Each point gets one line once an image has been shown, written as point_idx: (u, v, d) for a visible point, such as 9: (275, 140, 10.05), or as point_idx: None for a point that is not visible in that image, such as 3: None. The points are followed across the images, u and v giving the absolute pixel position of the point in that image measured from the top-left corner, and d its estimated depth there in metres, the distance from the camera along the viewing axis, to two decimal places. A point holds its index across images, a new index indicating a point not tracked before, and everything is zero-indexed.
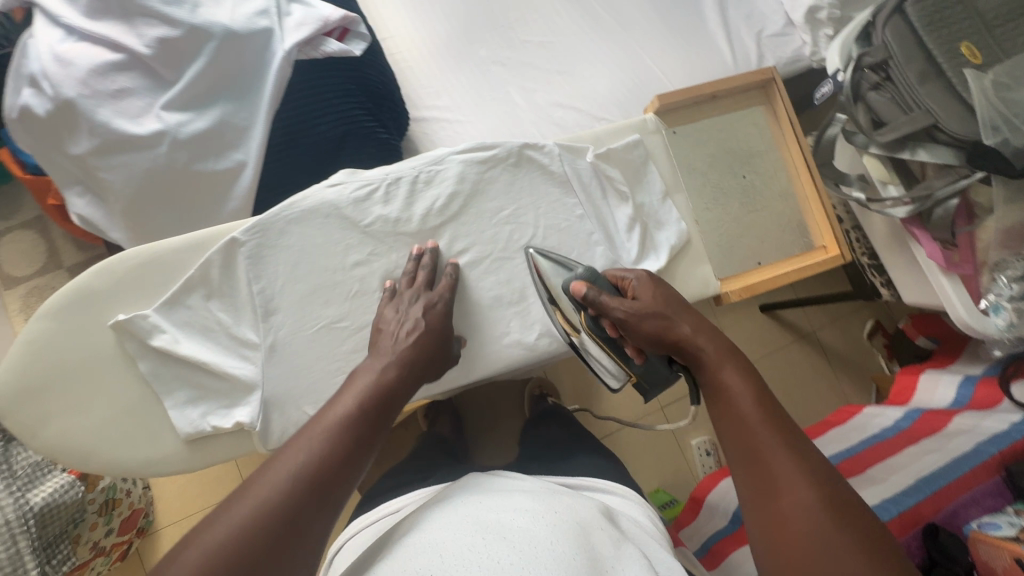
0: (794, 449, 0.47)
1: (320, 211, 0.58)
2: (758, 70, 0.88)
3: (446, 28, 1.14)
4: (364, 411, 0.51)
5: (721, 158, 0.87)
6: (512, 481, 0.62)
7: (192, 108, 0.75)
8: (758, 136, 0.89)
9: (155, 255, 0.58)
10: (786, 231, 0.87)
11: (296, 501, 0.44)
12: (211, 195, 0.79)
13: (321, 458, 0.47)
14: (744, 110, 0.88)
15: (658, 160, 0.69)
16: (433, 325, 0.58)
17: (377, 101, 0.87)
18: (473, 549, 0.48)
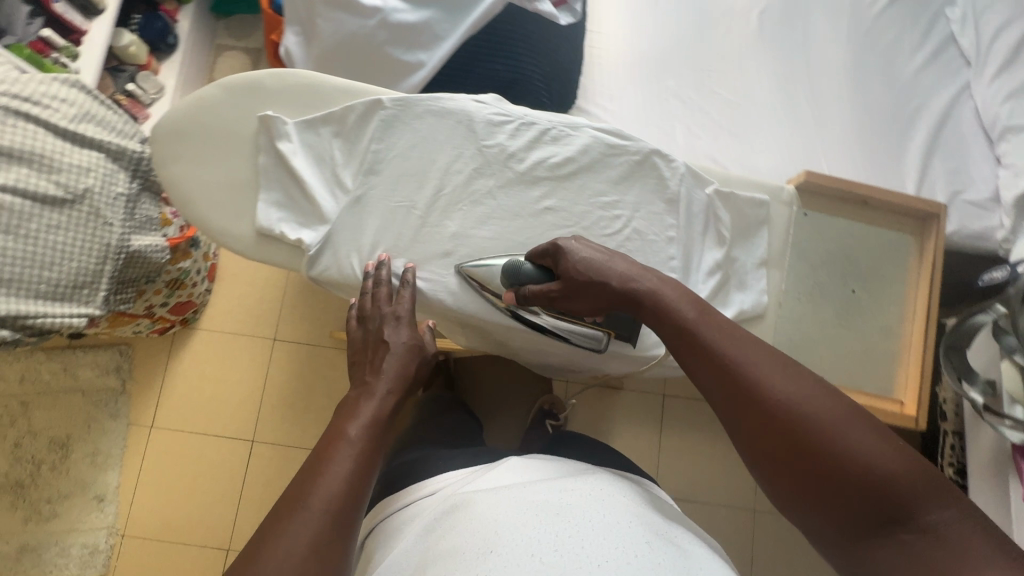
0: (757, 364, 0.55)
1: (457, 114, 0.64)
2: (927, 199, 0.77)
3: (649, 47, 1.17)
4: (368, 437, 0.53)
5: (838, 261, 0.75)
6: (523, 465, 0.71)
7: (410, 2, 0.85)
8: (892, 263, 0.77)
9: (319, 83, 0.66)
10: (869, 366, 0.75)
11: (332, 525, 0.48)
12: (386, 76, 0.89)
13: (349, 484, 0.50)
14: (892, 231, 0.77)
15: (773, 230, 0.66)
16: (405, 342, 0.60)
17: (554, 69, 0.92)
18: (530, 530, 0.56)
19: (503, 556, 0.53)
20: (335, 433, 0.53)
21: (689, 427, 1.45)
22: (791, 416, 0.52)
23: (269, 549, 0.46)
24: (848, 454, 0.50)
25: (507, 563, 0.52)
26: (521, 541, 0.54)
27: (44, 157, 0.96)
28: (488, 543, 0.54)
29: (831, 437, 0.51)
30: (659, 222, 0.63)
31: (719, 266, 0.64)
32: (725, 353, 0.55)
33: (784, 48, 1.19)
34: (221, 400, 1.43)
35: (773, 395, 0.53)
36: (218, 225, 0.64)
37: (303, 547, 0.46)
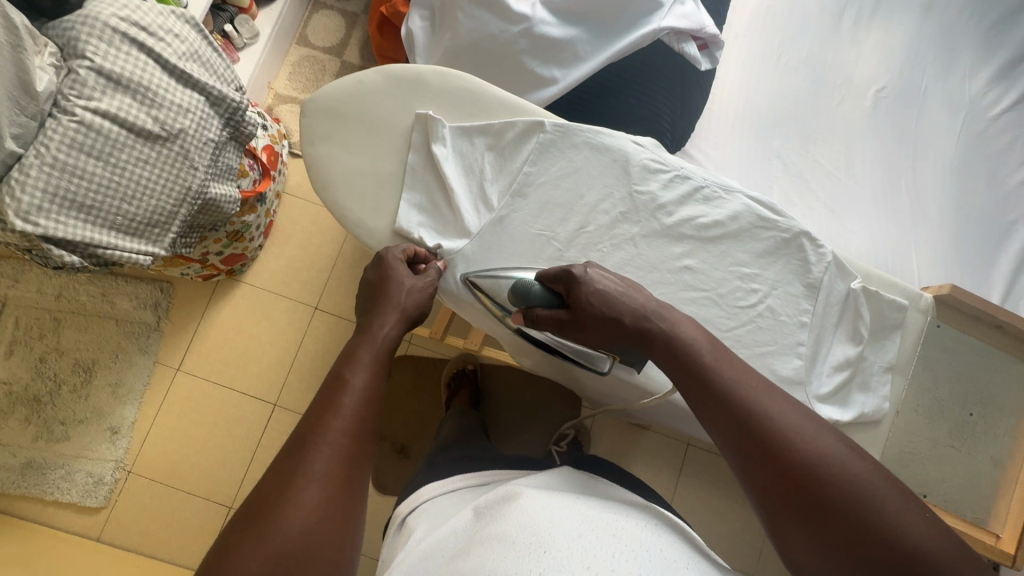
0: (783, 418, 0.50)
1: (614, 155, 0.63)
2: None
3: (761, 102, 1.16)
4: (372, 378, 0.53)
5: (961, 384, 0.74)
6: (573, 483, 0.66)
7: (558, 16, 0.83)
8: (1011, 388, 0.76)
9: (481, 90, 0.65)
10: (968, 487, 0.75)
11: (342, 473, 0.48)
12: (517, 84, 0.87)
13: (353, 431, 0.50)
14: (1015, 359, 0.76)
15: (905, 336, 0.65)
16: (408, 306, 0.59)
17: (682, 112, 0.90)
18: (589, 540, 0.51)
19: (554, 555, 0.48)
20: (338, 381, 0.52)
21: (708, 481, 1.44)
22: (816, 473, 0.47)
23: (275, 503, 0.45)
24: (879, 518, 0.45)
25: (558, 564, 0.47)
26: (575, 548, 0.50)
27: (149, 90, 0.87)
28: (540, 539, 0.50)
29: (866, 498, 0.46)
30: (794, 305, 0.62)
31: (845, 362, 0.62)
32: (744, 396, 0.50)
33: (895, 130, 1.17)
34: (251, 356, 1.42)
35: (793, 449, 0.48)
36: (356, 213, 0.64)
37: (310, 500, 0.45)
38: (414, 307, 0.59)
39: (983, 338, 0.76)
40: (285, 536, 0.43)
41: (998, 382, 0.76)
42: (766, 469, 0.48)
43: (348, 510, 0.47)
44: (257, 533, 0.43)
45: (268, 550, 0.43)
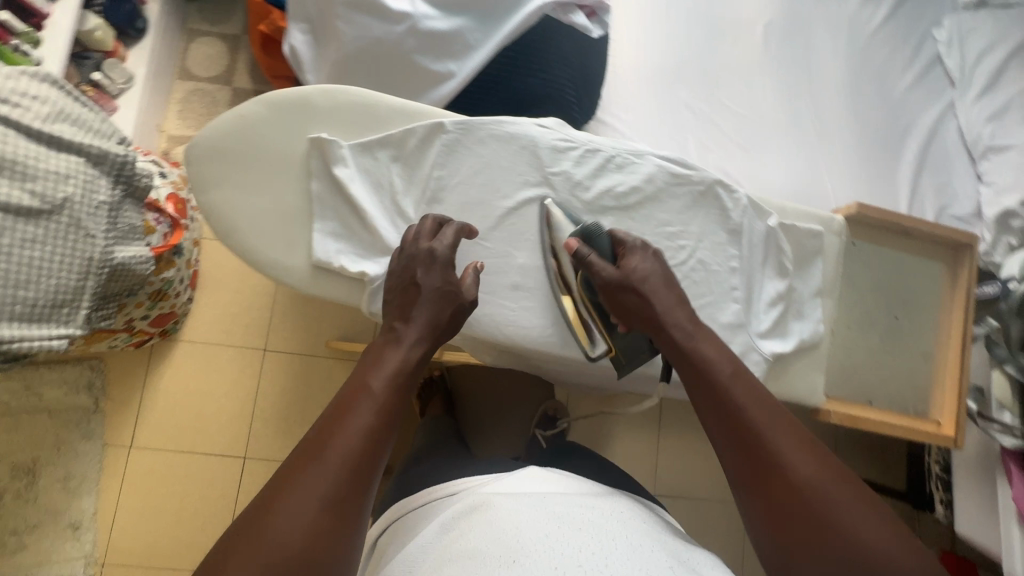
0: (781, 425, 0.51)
1: (521, 141, 0.62)
2: (961, 230, 0.81)
3: (660, 56, 1.18)
4: (386, 391, 0.49)
5: (883, 292, 0.81)
6: (545, 480, 0.68)
7: (441, 9, 0.81)
8: (927, 289, 0.83)
9: (371, 100, 0.62)
10: (907, 387, 0.81)
11: (338, 497, 0.44)
12: (414, 85, 0.85)
13: (372, 428, 0.47)
14: (923, 259, 0.83)
15: (826, 260, 0.68)
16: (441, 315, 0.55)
17: (585, 82, 0.90)
18: (555, 539, 0.54)
19: (523, 562, 0.51)
20: (353, 391, 0.49)
21: (685, 427, 1.50)
22: (805, 484, 0.48)
23: (263, 518, 0.42)
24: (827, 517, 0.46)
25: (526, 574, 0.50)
26: (544, 552, 0.52)
27: (20, 164, 0.79)
28: (499, 547, 0.53)
29: (844, 514, 0.46)
30: (723, 252, 0.64)
31: (778, 296, 0.65)
32: (722, 385, 0.54)
33: (788, 61, 1.22)
34: (207, 414, 1.34)
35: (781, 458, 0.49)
36: (269, 256, 0.61)
37: (300, 520, 0.42)
38: (444, 316, 0.55)
39: (895, 245, 0.82)
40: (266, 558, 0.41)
41: (914, 283, 0.82)
42: (758, 477, 0.50)
43: (342, 535, 0.44)
44: (238, 547, 0.41)
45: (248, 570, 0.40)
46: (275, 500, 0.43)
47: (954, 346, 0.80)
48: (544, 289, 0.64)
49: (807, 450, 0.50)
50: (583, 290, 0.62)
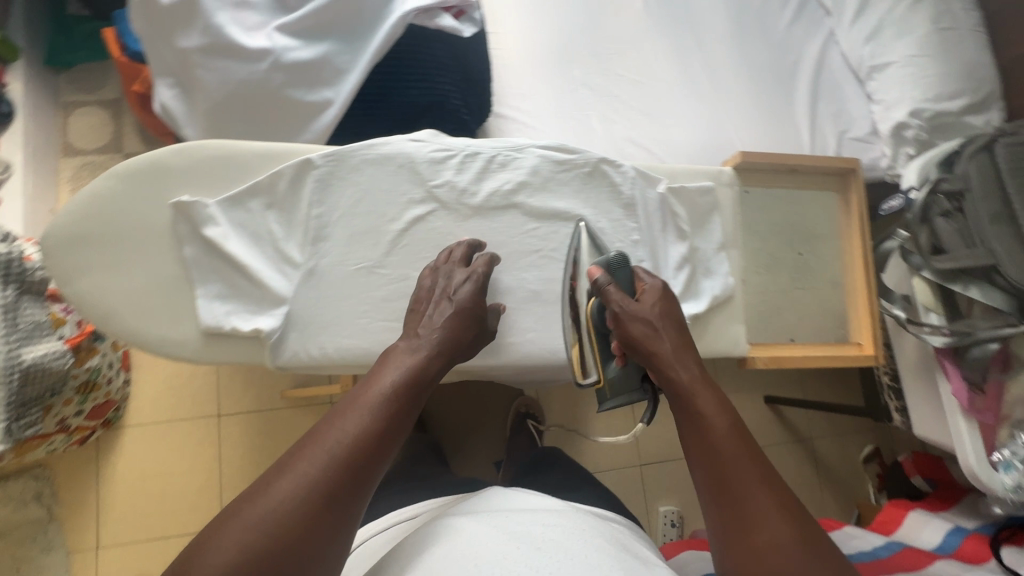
0: (767, 485, 0.48)
1: (396, 160, 0.60)
2: (843, 157, 0.84)
3: (547, 40, 1.18)
4: (394, 391, 0.50)
5: (782, 230, 0.84)
6: (522, 500, 0.68)
7: (300, 38, 0.78)
8: (824, 219, 0.86)
9: (229, 151, 0.60)
10: (823, 316, 0.84)
11: (335, 488, 0.45)
12: (292, 120, 0.82)
13: (374, 427, 0.48)
14: (815, 191, 0.85)
15: (724, 214, 0.69)
16: (451, 335, 0.54)
17: (470, 83, 0.90)
18: (513, 561, 0.54)
19: None
20: (363, 387, 0.50)
21: None
22: (777, 557, 0.44)
23: (258, 497, 0.44)
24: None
25: None
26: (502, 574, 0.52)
27: None
28: (444, 569, 0.54)
29: None
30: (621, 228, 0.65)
31: (685, 258, 0.66)
32: (705, 413, 0.52)
33: (670, 22, 1.24)
34: (169, 496, 1.29)
35: (757, 524, 0.46)
36: (155, 334, 0.58)
37: (296, 503, 0.43)
38: (447, 336, 0.54)
39: (787, 183, 0.84)
40: (257, 538, 0.41)
41: (812, 216, 0.85)
42: (732, 536, 0.47)
43: (335, 526, 0.44)
44: (232, 521, 0.42)
45: (239, 545, 0.41)
46: (276, 478, 0.44)
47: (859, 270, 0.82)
48: None
49: (778, 506, 0.47)
50: (589, 323, 0.61)
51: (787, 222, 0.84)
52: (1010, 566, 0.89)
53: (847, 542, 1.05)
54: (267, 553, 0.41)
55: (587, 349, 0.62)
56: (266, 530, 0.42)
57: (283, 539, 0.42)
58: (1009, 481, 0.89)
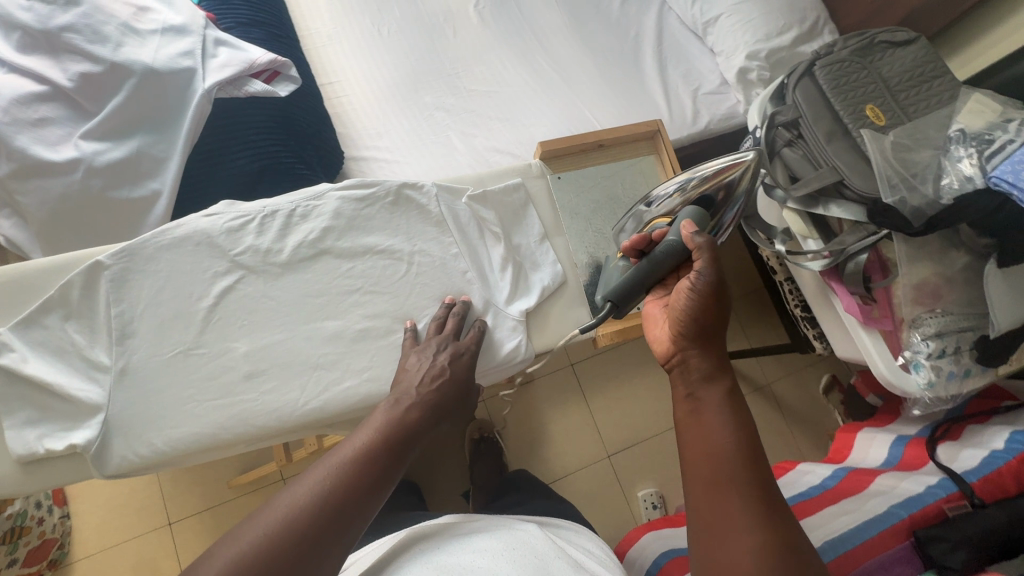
0: (734, 413, 0.52)
1: (192, 239, 0.61)
2: (645, 121, 0.83)
3: (392, 76, 1.19)
4: (383, 444, 0.52)
5: (605, 207, 0.82)
6: (476, 526, 0.67)
7: (111, 138, 0.77)
8: (643, 187, 0.84)
9: (21, 273, 0.59)
10: None
11: (322, 522, 0.45)
12: (125, 220, 0.80)
13: (369, 464, 0.51)
14: (628, 161, 0.84)
15: (538, 204, 0.77)
16: (439, 392, 0.59)
17: (300, 140, 0.91)
18: None
19: None
20: (349, 439, 0.53)
21: (605, 381, 1.53)
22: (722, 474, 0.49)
23: (235, 537, 0.43)
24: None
25: None
26: None
27: None
28: None
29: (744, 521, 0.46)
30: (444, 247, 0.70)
31: (507, 257, 0.73)
32: (704, 415, 0.53)
33: (512, 29, 1.27)
34: None
35: (713, 448, 0.51)
36: None
37: (272, 541, 0.43)
38: (434, 390, 0.59)
39: (596, 159, 0.84)
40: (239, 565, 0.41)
41: (633, 185, 0.84)
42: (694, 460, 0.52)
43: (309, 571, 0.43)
44: (209, 556, 0.42)
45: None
46: (259, 512, 0.45)
47: None
48: (280, 361, 0.61)
49: (756, 512, 0.46)
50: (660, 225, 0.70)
51: (607, 197, 0.83)
52: (945, 463, 0.89)
53: (800, 479, 1.03)
54: None
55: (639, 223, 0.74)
56: (245, 561, 0.42)
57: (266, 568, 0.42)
58: (921, 380, 0.89)
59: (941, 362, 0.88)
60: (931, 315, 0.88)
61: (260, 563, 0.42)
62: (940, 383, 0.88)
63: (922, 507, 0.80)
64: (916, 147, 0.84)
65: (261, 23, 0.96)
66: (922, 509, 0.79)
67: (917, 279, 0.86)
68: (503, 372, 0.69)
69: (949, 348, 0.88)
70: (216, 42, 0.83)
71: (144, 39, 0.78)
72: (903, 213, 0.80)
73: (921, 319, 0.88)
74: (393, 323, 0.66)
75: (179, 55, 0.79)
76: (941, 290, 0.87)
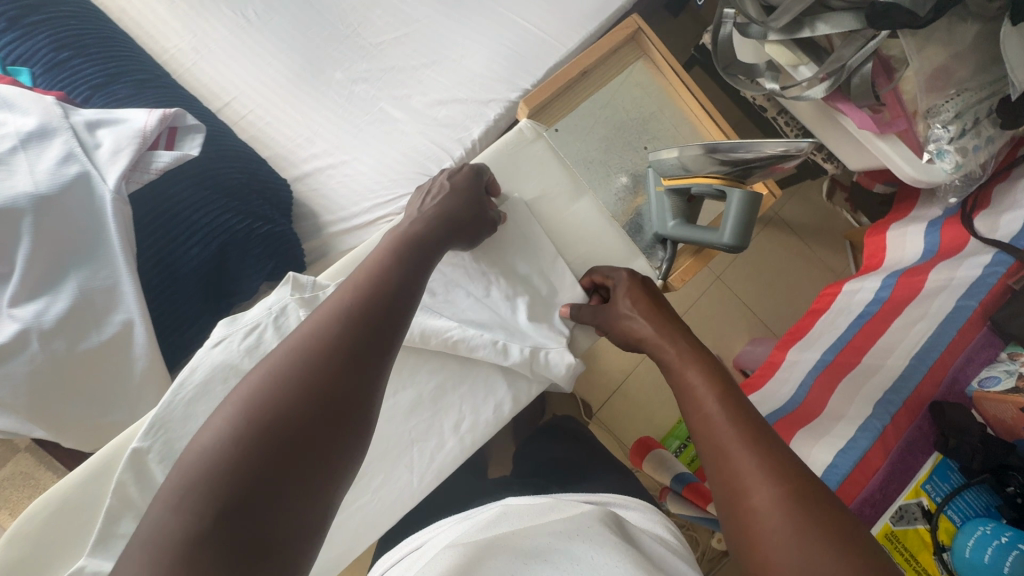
0: (713, 382, 0.52)
1: (216, 378, 0.53)
2: (620, 23, 0.75)
3: (288, 64, 1.00)
4: (396, 260, 0.51)
5: (615, 138, 0.75)
6: (554, 535, 0.52)
7: (43, 291, 0.65)
8: (644, 98, 0.76)
9: (64, 494, 0.51)
10: None
11: (347, 339, 0.42)
12: (116, 365, 0.70)
13: (374, 284, 0.48)
14: (619, 77, 0.76)
15: (548, 172, 0.72)
16: (447, 205, 0.61)
17: (241, 195, 0.77)
18: None
19: None
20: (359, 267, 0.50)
21: None
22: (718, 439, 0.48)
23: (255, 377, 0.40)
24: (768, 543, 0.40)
25: None
26: None
27: None
28: None
29: (745, 482, 0.44)
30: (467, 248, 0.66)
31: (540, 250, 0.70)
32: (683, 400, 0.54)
33: None
34: None
35: (704, 419, 0.50)
36: None
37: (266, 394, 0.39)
38: (439, 210, 0.60)
39: (586, 90, 0.76)
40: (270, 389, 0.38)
41: (632, 100, 0.76)
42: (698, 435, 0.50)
43: (347, 389, 0.41)
44: (222, 406, 0.38)
45: (242, 412, 0.37)
46: (267, 359, 0.41)
47: (707, 125, 0.75)
48: (376, 454, 0.60)
49: (769, 467, 0.43)
50: (702, 187, 0.63)
51: (614, 128, 0.75)
52: (988, 235, 0.91)
53: (854, 301, 1.04)
54: (295, 402, 0.38)
55: (687, 169, 0.65)
56: (281, 384, 0.39)
57: (312, 388, 0.39)
58: (949, 166, 0.86)
59: (964, 142, 0.85)
60: (946, 100, 0.83)
61: (298, 385, 0.39)
62: (969, 160, 0.86)
63: (990, 290, 0.83)
64: None
65: (120, 75, 0.78)
66: (990, 292, 0.83)
67: (930, 68, 0.80)
68: (565, 385, 0.68)
69: (969, 124, 0.84)
70: (90, 125, 0.67)
71: (9, 164, 0.63)
72: (903, 5, 0.73)
73: (937, 108, 0.84)
74: (460, 363, 0.65)
75: (59, 164, 0.65)
76: (952, 69, 0.81)
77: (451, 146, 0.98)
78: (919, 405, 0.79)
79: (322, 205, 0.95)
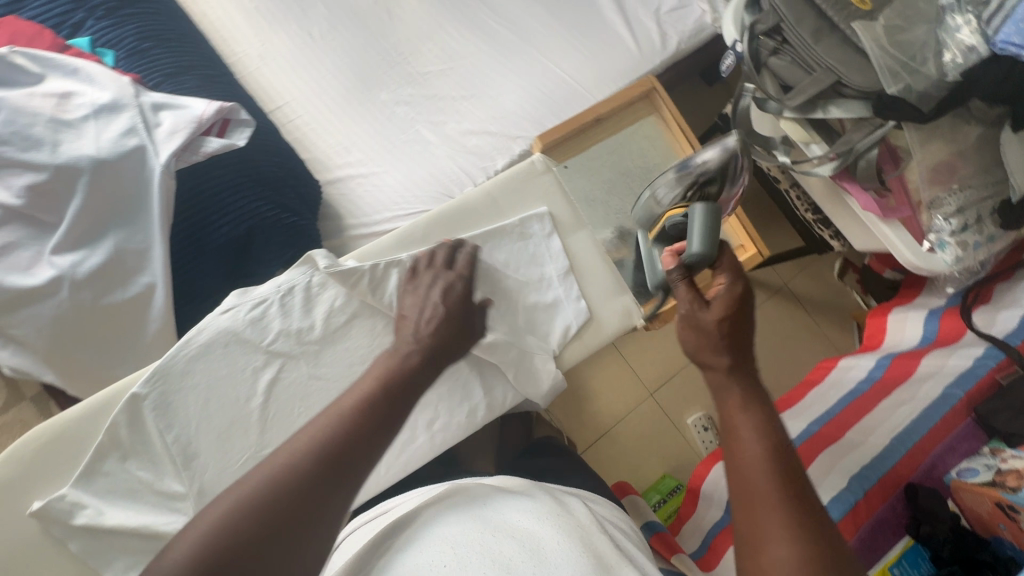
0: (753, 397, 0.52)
1: (220, 341, 0.58)
2: (637, 81, 0.84)
3: (340, 80, 1.09)
4: (393, 390, 0.53)
5: (618, 182, 0.81)
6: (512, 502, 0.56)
7: (83, 244, 0.72)
8: (651, 149, 0.83)
9: (60, 426, 0.55)
10: None
11: (309, 477, 0.46)
12: (132, 321, 0.75)
13: (368, 406, 0.51)
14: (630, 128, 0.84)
15: (552, 198, 0.76)
16: (452, 308, 0.60)
17: (274, 186, 0.84)
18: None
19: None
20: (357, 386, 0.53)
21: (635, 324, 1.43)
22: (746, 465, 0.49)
23: (209, 510, 0.44)
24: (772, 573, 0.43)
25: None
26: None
27: None
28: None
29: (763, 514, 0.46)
30: (472, 262, 0.71)
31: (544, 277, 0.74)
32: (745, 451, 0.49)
33: None
34: None
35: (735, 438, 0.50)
36: None
37: (220, 533, 0.42)
38: (434, 330, 0.58)
39: (598, 135, 0.84)
40: (220, 526, 0.43)
41: (642, 150, 0.83)
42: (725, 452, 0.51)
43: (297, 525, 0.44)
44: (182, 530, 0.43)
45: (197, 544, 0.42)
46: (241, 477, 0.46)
47: None
48: None
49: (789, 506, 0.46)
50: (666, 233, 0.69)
51: (620, 173, 0.82)
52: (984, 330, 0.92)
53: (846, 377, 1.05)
54: (237, 534, 0.42)
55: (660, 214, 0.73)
56: (227, 524, 0.43)
57: (259, 525, 0.43)
58: (949, 258, 0.88)
59: (965, 236, 0.87)
60: (950, 194, 0.86)
61: (247, 519, 0.43)
62: (968, 255, 0.88)
63: (978, 381, 0.85)
64: (910, 26, 0.81)
65: (190, 68, 0.87)
66: (977, 385, 0.84)
67: (933, 161, 0.84)
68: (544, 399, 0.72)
69: (971, 221, 0.87)
70: (155, 107, 0.75)
71: (79, 129, 0.71)
72: (909, 100, 0.78)
73: (940, 200, 0.86)
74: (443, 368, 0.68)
75: (121, 135, 0.72)
76: (956, 165, 0.85)
77: (475, 172, 1.05)
78: (894, 487, 0.81)
79: (347, 210, 1.02)
